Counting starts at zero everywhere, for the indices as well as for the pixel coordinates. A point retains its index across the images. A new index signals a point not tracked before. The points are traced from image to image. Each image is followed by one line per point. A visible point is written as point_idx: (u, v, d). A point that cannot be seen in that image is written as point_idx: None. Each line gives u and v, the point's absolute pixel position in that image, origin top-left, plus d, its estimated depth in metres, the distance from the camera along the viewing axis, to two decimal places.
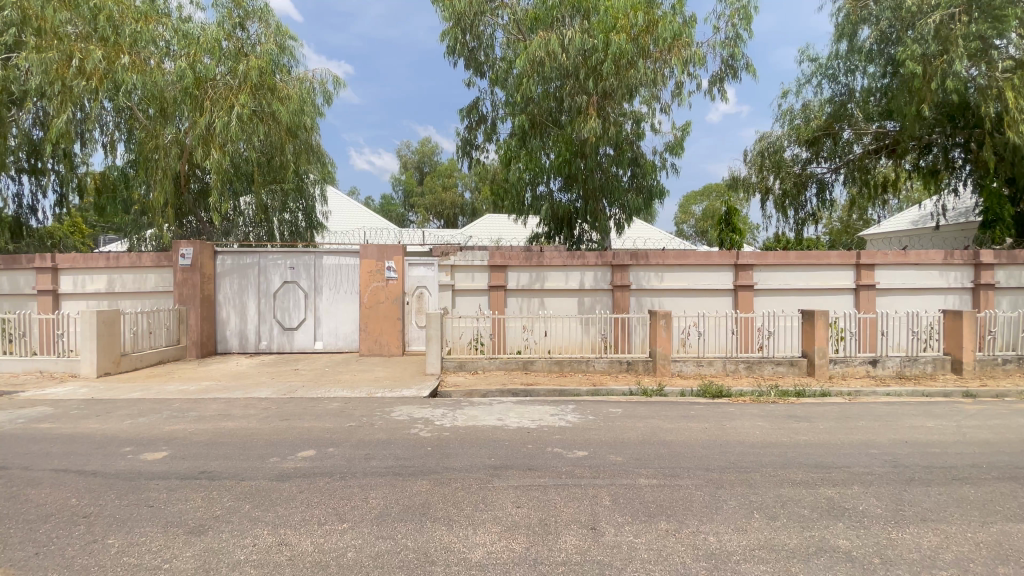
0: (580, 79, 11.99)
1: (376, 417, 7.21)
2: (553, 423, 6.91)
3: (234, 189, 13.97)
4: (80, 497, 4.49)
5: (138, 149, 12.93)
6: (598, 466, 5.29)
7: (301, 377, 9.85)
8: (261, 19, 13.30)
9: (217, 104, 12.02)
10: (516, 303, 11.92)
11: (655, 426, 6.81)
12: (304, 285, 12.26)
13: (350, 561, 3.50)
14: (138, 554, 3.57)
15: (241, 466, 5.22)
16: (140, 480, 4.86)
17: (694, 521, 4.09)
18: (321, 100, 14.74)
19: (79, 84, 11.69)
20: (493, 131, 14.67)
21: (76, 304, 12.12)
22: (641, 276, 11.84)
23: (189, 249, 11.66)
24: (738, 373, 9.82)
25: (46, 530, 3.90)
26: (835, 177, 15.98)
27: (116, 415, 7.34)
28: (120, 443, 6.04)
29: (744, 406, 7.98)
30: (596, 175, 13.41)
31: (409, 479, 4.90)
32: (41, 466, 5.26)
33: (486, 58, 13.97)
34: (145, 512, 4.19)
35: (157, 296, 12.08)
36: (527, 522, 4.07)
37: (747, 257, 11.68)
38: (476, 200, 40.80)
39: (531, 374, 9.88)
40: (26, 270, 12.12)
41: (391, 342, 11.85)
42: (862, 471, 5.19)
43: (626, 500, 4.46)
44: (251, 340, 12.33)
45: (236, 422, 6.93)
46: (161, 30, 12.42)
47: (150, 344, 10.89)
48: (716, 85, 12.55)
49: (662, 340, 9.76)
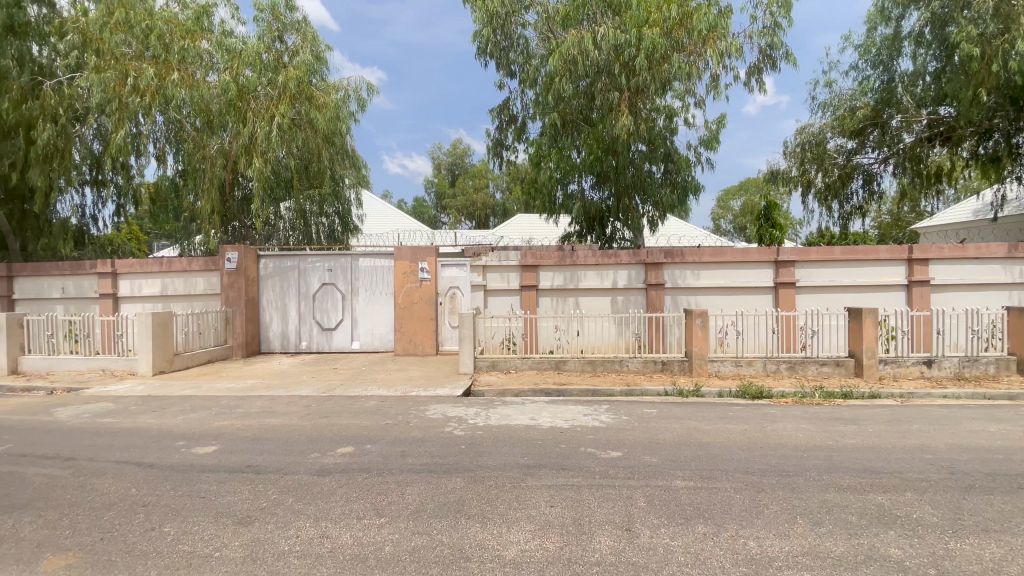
0: (612, 75, 11.81)
1: (411, 415, 7.35)
2: (586, 424, 6.84)
3: (275, 196, 14.51)
4: (140, 487, 4.79)
5: (188, 159, 13.66)
6: (633, 467, 5.22)
7: (340, 376, 10.16)
8: (298, 31, 13.73)
9: (260, 115, 12.64)
10: (549, 302, 11.86)
11: (692, 427, 6.66)
12: (342, 287, 12.64)
13: (389, 555, 3.59)
14: (192, 542, 3.78)
15: (284, 461, 5.42)
16: (192, 472, 5.14)
17: (734, 525, 3.98)
18: (356, 107, 15.14)
19: (134, 101, 12.39)
20: (524, 131, 14.66)
21: (133, 307, 12.88)
22: (676, 275, 11.58)
23: (235, 253, 12.20)
24: (780, 374, 9.48)
25: (109, 518, 4.18)
26: (883, 167, 15.14)
27: (170, 411, 7.78)
28: (175, 437, 6.38)
29: (786, 408, 7.67)
30: (628, 172, 13.20)
31: (444, 476, 4.97)
32: (104, 457, 5.63)
33: (517, 57, 13.89)
34: (198, 503, 4.43)
35: (206, 299, 12.65)
36: (561, 521, 4.07)
37: (789, 254, 11.27)
38: (508, 200, 41.06)
39: (564, 374, 9.84)
40: (89, 276, 13.03)
41: (425, 341, 12.05)
42: (916, 477, 4.91)
43: (662, 502, 4.39)
44: (291, 341, 12.78)
45: (280, 419, 7.21)
46: (206, 46, 13.02)
47: (201, 344, 11.48)
48: (755, 77, 12.15)
49: (698, 339, 9.51)
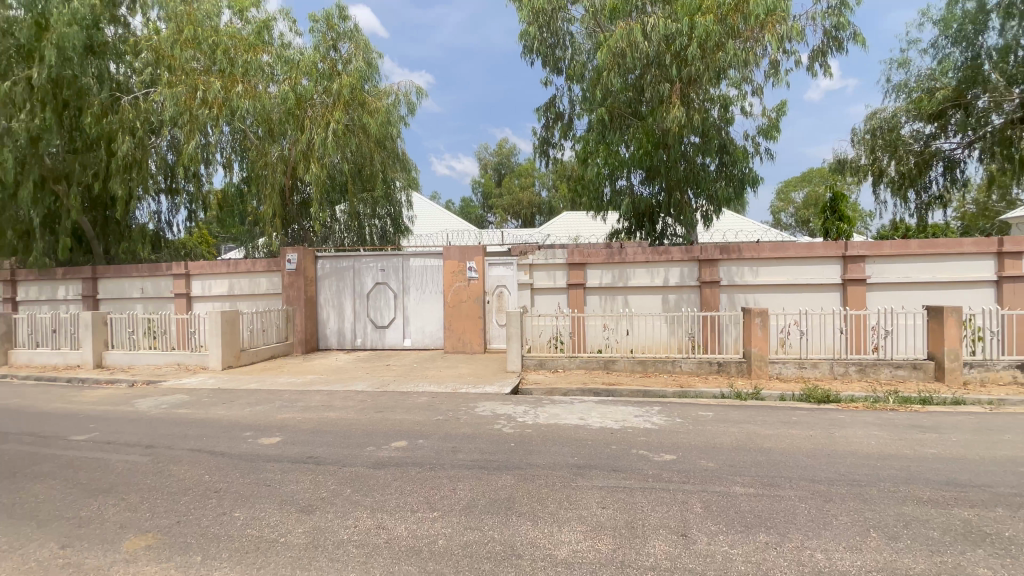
0: (663, 66, 11.55)
1: (461, 412, 7.45)
2: (638, 425, 6.68)
3: (331, 199, 15.12)
4: (212, 474, 5.13)
5: (251, 167, 14.48)
6: (688, 471, 5.04)
7: (393, 372, 10.46)
8: (351, 39, 14.23)
9: (316, 122, 13.23)
10: (597, 301, 11.67)
11: (752, 431, 6.35)
12: (394, 286, 13.02)
13: (442, 548, 3.65)
14: (259, 527, 4.00)
15: (342, 453, 5.64)
16: (259, 461, 5.44)
17: (799, 535, 3.76)
18: (406, 111, 15.51)
19: (204, 113, 13.28)
20: (570, 128, 14.53)
21: (205, 306, 13.82)
22: (732, 271, 11.11)
23: (295, 255, 12.84)
24: (848, 377, 8.89)
25: (186, 502, 4.50)
26: (968, 152, 13.85)
27: (238, 403, 8.29)
28: (242, 428, 6.79)
29: (856, 414, 7.16)
30: (681, 166, 12.78)
31: (494, 473, 5.00)
32: (181, 445, 6.07)
33: (564, 54, 13.78)
34: (264, 490, 4.69)
35: (269, 298, 13.40)
36: (614, 523, 3.99)
37: (858, 248, 10.54)
38: (554, 198, 40.88)
39: (614, 374, 9.64)
40: (166, 277, 14.10)
41: (473, 340, 12.20)
42: (1010, 492, 4.45)
43: (720, 508, 4.21)
44: (347, 338, 13.29)
45: (337, 413, 7.52)
46: (266, 58, 13.75)
47: (265, 340, 12.17)
48: (819, 61, 11.44)
49: (758, 339, 9.06)
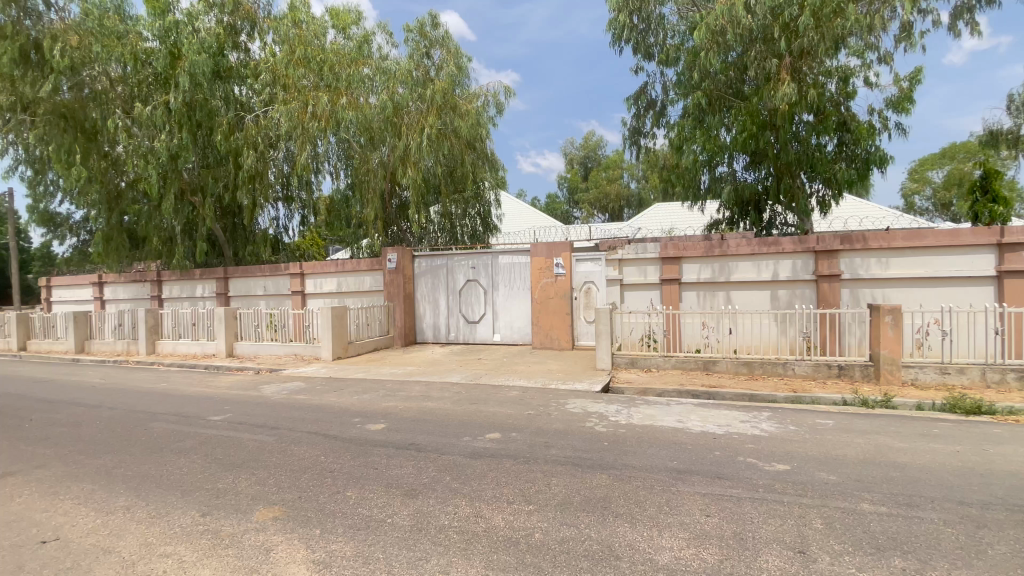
0: (770, 41, 10.65)
1: (552, 407, 7.46)
2: (744, 431, 6.22)
3: (426, 200, 15.76)
4: (328, 455, 5.63)
5: (354, 173, 15.64)
6: (805, 483, 4.59)
7: (484, 366, 10.76)
8: (443, 45, 14.83)
9: (411, 128, 14.15)
10: (694, 297, 11.04)
11: (882, 443, 5.63)
12: (484, 283, 13.37)
13: (539, 542, 3.67)
14: (369, 506, 4.31)
15: (440, 442, 5.91)
16: (367, 446, 5.87)
17: (947, 564, 3.26)
18: (495, 112, 15.80)
19: (314, 126, 14.60)
20: (663, 115, 13.91)
21: (317, 302, 15.22)
22: (855, 263, 9.94)
23: (395, 254, 13.68)
24: (1006, 386, 7.68)
25: (307, 479, 4.98)
26: None
27: (347, 392, 9.03)
28: (352, 414, 7.38)
29: (1020, 429, 6.06)
30: (791, 148, 11.68)
31: (589, 471, 4.93)
32: (301, 428, 6.74)
33: (656, 39, 13.21)
34: (372, 473, 5.04)
35: (372, 295, 14.43)
36: (720, 533, 3.74)
37: (1019, 234, 8.93)
38: (644, 189, 39.43)
39: (715, 376, 9.06)
40: (285, 276, 15.75)
41: (562, 336, 12.16)
42: None
43: (845, 526, 3.78)
44: (442, 332, 13.91)
45: (434, 403, 7.90)
46: (366, 70, 14.79)
47: (369, 333, 13.14)
48: (965, 17, 9.81)
49: (888, 340, 8.03)
